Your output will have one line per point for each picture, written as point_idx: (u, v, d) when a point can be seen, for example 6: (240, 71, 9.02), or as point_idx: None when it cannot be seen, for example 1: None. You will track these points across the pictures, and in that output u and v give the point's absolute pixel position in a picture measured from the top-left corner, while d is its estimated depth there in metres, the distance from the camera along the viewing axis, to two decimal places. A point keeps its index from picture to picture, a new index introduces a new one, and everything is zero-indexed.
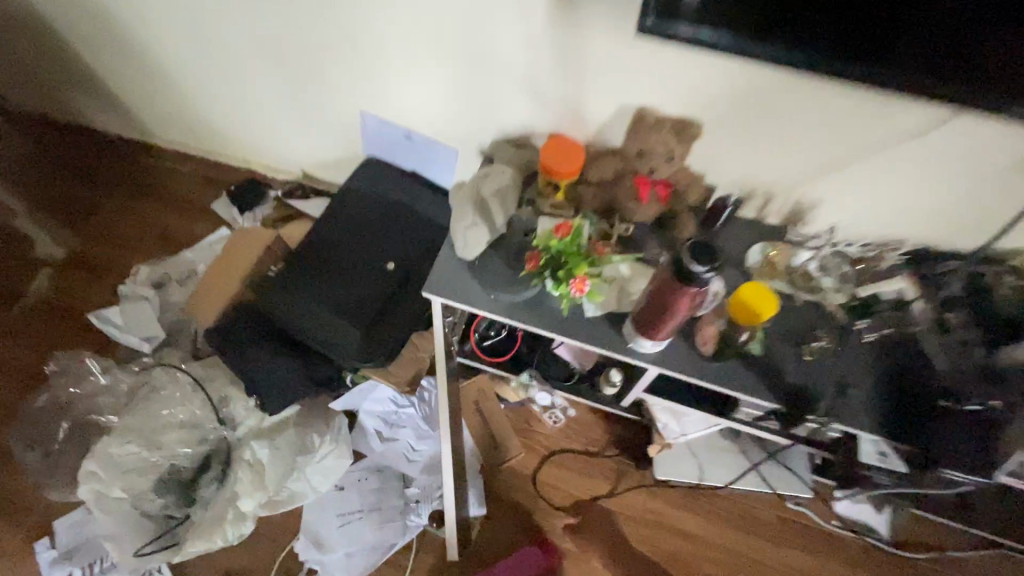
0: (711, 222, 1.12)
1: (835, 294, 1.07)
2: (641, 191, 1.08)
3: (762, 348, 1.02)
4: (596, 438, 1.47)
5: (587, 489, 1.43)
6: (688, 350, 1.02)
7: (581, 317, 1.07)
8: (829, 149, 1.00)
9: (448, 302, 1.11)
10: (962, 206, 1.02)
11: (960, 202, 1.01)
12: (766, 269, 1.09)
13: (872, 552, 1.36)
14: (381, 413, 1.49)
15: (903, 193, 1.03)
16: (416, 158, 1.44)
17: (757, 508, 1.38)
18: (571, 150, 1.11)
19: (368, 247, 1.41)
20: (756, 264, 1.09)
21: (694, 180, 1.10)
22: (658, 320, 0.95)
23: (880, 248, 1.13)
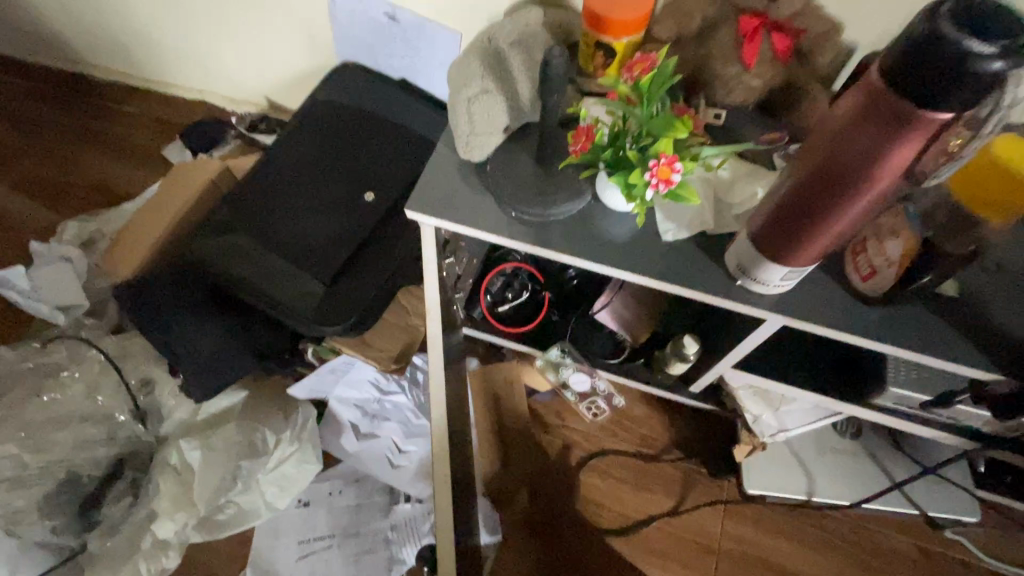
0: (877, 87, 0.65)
1: None
2: (747, 44, 0.68)
3: (960, 288, 0.62)
4: (651, 436, 1.08)
5: (642, 507, 1.03)
6: (835, 288, 0.62)
7: (653, 243, 0.68)
8: None
9: (441, 224, 0.71)
10: None
11: None
12: None
13: None
14: (356, 401, 1.09)
15: None
16: (406, 48, 1.06)
17: (890, 536, 0.97)
18: None
19: (336, 172, 1.02)
20: None
21: (830, 27, 0.69)
22: (804, 224, 0.51)
23: None
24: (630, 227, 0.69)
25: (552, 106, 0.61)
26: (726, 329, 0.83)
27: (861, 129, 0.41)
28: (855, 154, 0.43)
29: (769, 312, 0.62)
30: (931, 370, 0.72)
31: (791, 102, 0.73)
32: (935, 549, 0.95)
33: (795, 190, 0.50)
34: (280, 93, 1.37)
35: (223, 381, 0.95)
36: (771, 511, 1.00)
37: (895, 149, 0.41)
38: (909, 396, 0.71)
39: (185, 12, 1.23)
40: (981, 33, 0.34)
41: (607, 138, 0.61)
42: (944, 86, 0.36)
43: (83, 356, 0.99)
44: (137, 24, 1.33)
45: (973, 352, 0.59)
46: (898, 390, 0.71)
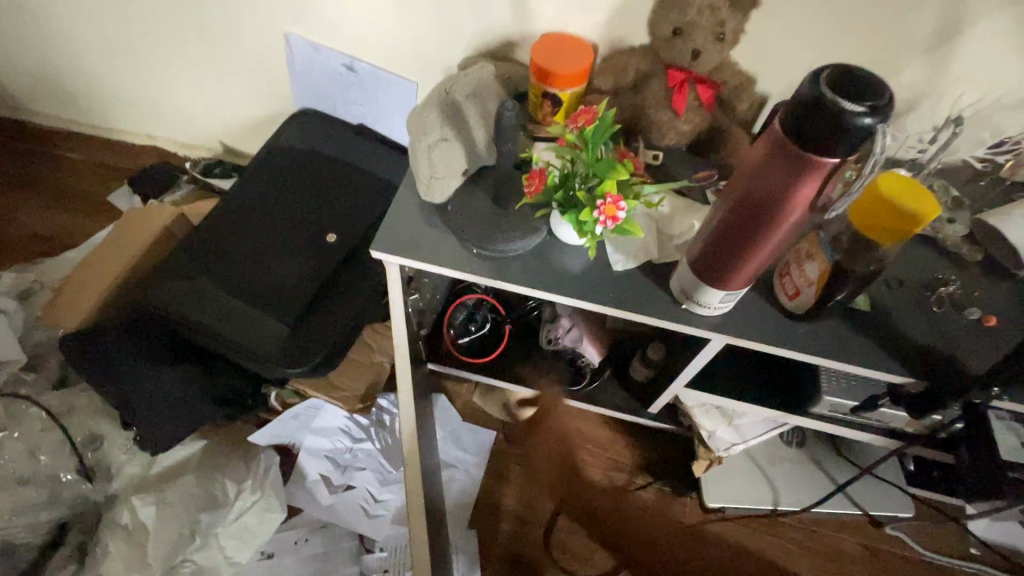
0: None
1: (952, 225, 0.75)
2: (676, 94, 0.77)
3: (871, 301, 0.70)
4: (615, 459, 1.12)
5: (610, 530, 1.06)
6: (767, 306, 0.69)
7: (604, 273, 0.73)
8: (934, 17, 0.69)
9: (405, 263, 0.75)
10: None
11: None
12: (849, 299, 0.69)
13: None
14: (322, 444, 1.08)
15: None
16: (363, 96, 1.11)
17: (840, 538, 1.03)
18: (572, 47, 0.81)
19: (296, 216, 1.03)
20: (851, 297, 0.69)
21: (746, 79, 0.79)
22: (734, 251, 0.57)
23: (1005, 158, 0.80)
24: (583, 259, 0.75)
25: (507, 153, 0.66)
26: (678, 351, 0.89)
27: (771, 168, 0.48)
28: (768, 190, 0.50)
29: (710, 331, 0.68)
30: (858, 377, 0.80)
31: (718, 145, 0.82)
32: (882, 547, 1.02)
33: (723, 224, 0.57)
34: (234, 139, 1.38)
35: (181, 431, 0.92)
36: (733, 525, 1.05)
37: (798, 185, 0.48)
38: (840, 403, 0.79)
39: (137, 61, 1.24)
40: (853, 93, 0.41)
41: (557, 179, 0.67)
42: (829, 136, 0.43)
43: (23, 414, 0.94)
44: (85, 72, 1.32)
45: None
46: (831, 397, 0.78)
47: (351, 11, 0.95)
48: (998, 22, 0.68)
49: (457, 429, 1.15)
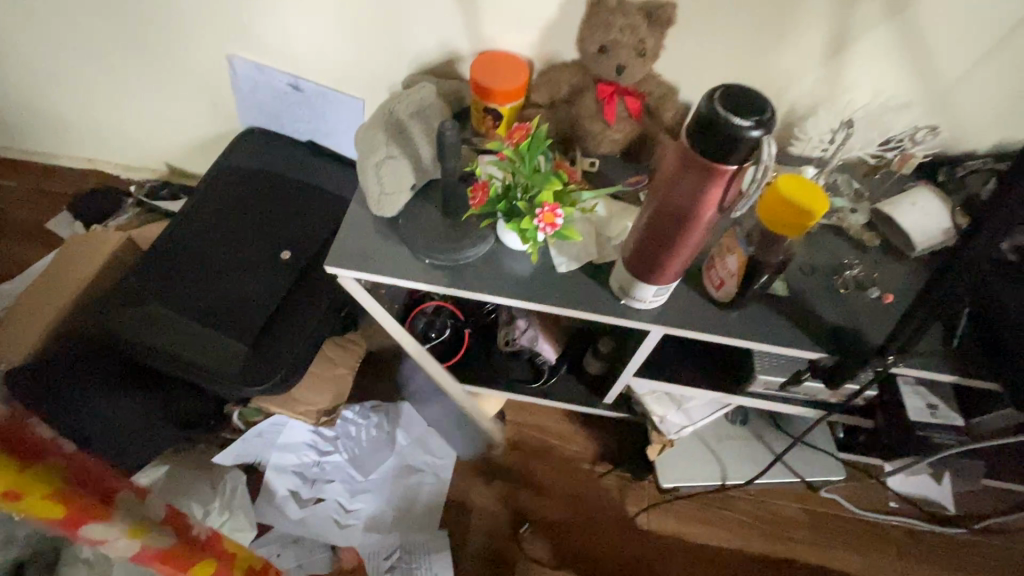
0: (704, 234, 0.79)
1: (854, 214, 0.84)
2: (606, 106, 0.83)
3: (787, 287, 0.78)
4: (577, 450, 1.17)
5: (576, 518, 1.12)
6: (697, 296, 0.76)
7: (549, 275, 0.79)
8: (822, 33, 0.78)
9: (360, 276, 0.78)
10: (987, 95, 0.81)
11: (984, 90, 0.81)
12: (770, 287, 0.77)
13: (922, 535, 1.10)
14: (289, 459, 1.09)
15: (915, 82, 0.82)
16: (311, 113, 1.12)
17: (785, 504, 1.12)
18: (509, 65, 0.86)
19: (249, 235, 1.04)
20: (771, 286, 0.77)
21: (669, 90, 0.86)
22: (662, 251, 0.64)
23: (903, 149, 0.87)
24: (530, 263, 0.80)
25: (450, 169, 0.70)
26: (626, 344, 0.96)
27: (683, 177, 0.55)
28: (683, 195, 0.56)
29: (648, 323, 0.75)
30: (785, 356, 0.88)
31: (649, 151, 0.89)
32: (821, 510, 1.12)
33: (649, 227, 0.63)
34: (181, 159, 1.37)
35: (141, 457, 0.91)
36: (688, 501, 1.11)
37: (707, 191, 0.54)
38: (770, 380, 0.87)
39: (73, 85, 1.22)
40: (741, 110, 0.48)
41: (499, 191, 0.72)
42: (725, 148, 0.49)
43: None
44: (17, 98, 1.28)
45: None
46: (764, 375, 0.86)
47: (294, 32, 0.97)
48: (877, 35, 0.77)
49: (424, 434, 1.18)
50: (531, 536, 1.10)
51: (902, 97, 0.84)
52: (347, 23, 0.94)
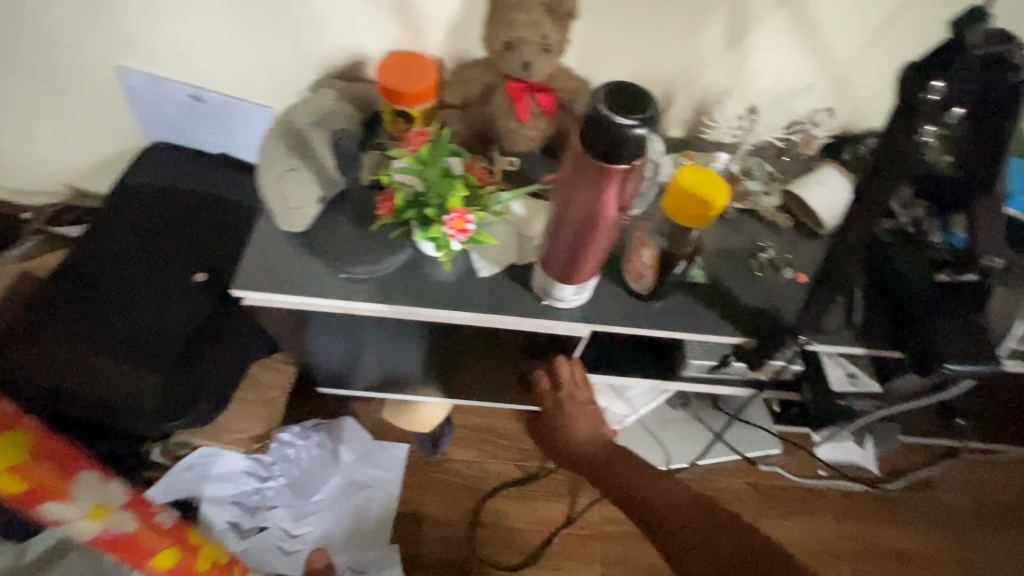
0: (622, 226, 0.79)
1: (767, 198, 0.87)
2: (518, 104, 0.81)
3: (705, 273, 0.79)
4: (527, 448, 1.17)
5: (530, 516, 1.11)
6: (618, 291, 0.77)
7: (472, 281, 0.77)
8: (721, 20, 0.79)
9: (272, 297, 0.74)
10: (879, 74, 0.85)
11: (875, 69, 0.84)
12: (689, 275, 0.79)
13: (857, 496, 1.16)
14: (225, 491, 1.03)
15: (812, 64, 0.85)
16: (217, 125, 1.05)
17: (729, 480, 1.15)
18: (415, 66, 0.83)
19: (158, 259, 0.97)
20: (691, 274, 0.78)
21: (580, 83, 0.86)
22: (576, 251, 0.64)
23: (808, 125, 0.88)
24: (452, 270, 0.78)
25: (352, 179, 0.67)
26: None
27: (581, 179, 0.54)
28: (585, 197, 0.56)
29: (573, 321, 0.75)
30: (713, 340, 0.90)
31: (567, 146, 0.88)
32: (763, 482, 1.16)
33: (559, 229, 0.63)
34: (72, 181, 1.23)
35: None
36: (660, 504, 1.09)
37: (606, 192, 0.54)
38: (700, 365, 0.89)
39: None
40: (623, 109, 0.47)
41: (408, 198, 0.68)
42: (613, 149, 0.49)
43: None
44: None
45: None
46: (695, 360, 0.88)
47: (187, 40, 0.91)
48: (772, 21, 0.79)
49: (369, 448, 1.15)
50: (486, 540, 1.09)
51: (803, 80, 0.86)
52: (243, 29, 0.88)
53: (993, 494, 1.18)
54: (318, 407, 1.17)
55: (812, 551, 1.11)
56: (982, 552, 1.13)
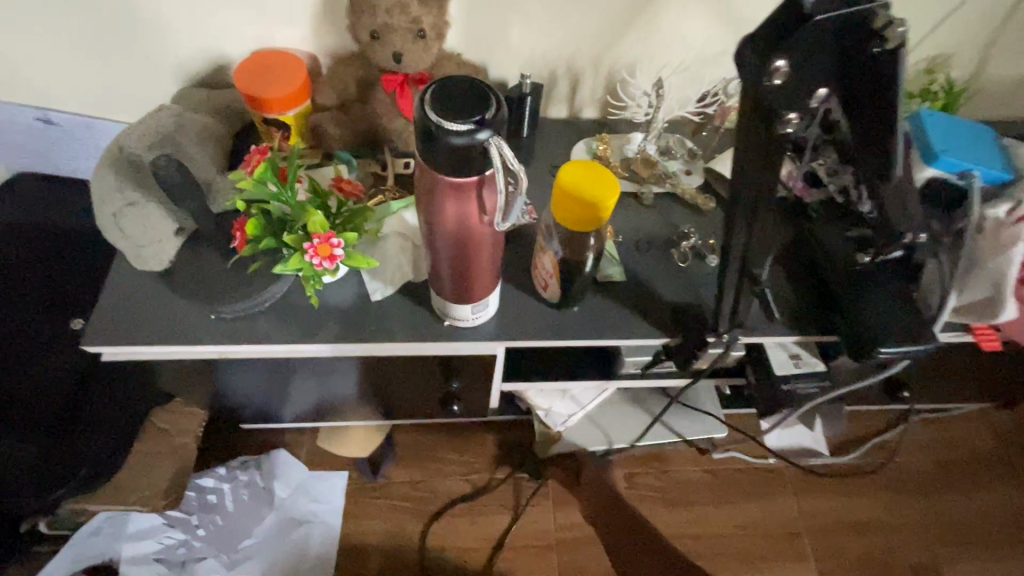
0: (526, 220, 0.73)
1: (687, 178, 0.80)
2: (400, 99, 0.73)
3: (624, 270, 0.73)
4: (474, 461, 1.11)
5: (483, 532, 1.06)
6: (528, 299, 0.70)
7: (365, 305, 0.69)
8: None
9: (135, 348, 0.65)
10: None
11: None
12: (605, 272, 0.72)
13: (816, 470, 1.13)
14: (147, 550, 0.94)
15: (720, 25, 0.77)
16: (81, 150, 0.91)
17: (685, 470, 1.12)
18: (280, 65, 0.73)
19: (23, 310, 0.85)
20: (607, 272, 0.72)
21: (471, 69, 0.77)
22: (463, 275, 0.58)
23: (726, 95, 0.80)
24: (344, 295, 0.69)
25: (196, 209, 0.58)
26: None
27: (437, 198, 0.48)
28: (449, 217, 0.50)
29: (480, 339, 0.68)
30: None
31: None
32: (720, 468, 1.12)
33: (437, 256, 0.56)
34: None
35: None
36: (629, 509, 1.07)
37: (467, 207, 0.48)
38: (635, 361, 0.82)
39: None
40: (453, 113, 0.42)
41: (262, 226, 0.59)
42: (458, 158, 0.43)
43: None
44: None
45: (902, 41, 0.42)
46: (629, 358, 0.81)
47: (19, 57, 0.79)
48: None
49: (305, 481, 1.07)
50: (440, 563, 1.03)
51: (715, 44, 0.79)
52: (78, 39, 0.77)
53: (951, 451, 1.16)
54: (245, 444, 1.09)
55: (777, 532, 1.08)
56: (942, 511, 1.11)
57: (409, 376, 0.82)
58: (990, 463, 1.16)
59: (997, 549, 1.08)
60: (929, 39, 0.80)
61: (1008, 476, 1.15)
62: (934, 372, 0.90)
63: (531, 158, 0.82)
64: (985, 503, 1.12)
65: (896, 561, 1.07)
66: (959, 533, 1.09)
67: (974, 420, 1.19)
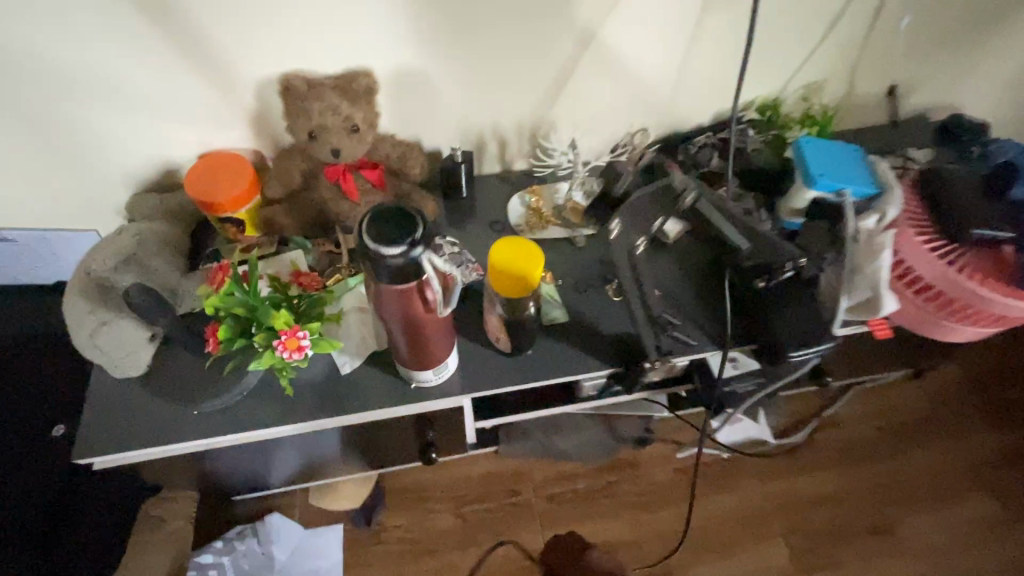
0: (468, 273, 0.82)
1: (613, 217, 0.91)
2: (345, 185, 0.80)
3: (566, 311, 0.82)
4: (463, 494, 1.18)
5: (480, 560, 1.12)
6: (483, 352, 0.78)
7: (338, 379, 0.75)
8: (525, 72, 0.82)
9: (123, 456, 0.69)
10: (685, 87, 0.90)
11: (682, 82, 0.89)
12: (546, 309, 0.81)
13: (772, 453, 1.24)
14: None
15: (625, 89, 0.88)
16: (39, 259, 0.95)
17: (657, 470, 1.22)
18: (230, 168, 0.79)
19: None
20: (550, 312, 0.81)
21: (406, 147, 0.84)
22: (424, 350, 0.67)
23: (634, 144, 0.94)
24: (317, 370, 0.75)
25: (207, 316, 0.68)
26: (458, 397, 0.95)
27: (387, 298, 0.59)
28: (400, 310, 0.60)
29: (448, 394, 0.75)
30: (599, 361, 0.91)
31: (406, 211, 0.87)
32: (688, 464, 1.22)
33: (400, 338, 0.66)
34: None
35: None
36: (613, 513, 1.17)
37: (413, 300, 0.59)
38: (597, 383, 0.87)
39: None
40: (387, 236, 0.53)
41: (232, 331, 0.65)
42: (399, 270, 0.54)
43: None
44: None
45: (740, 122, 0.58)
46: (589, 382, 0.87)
47: None
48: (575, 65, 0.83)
49: (303, 540, 1.11)
50: None
51: (619, 106, 0.90)
52: (29, 165, 0.81)
53: (886, 415, 1.30)
54: (239, 514, 1.13)
55: (745, 516, 1.18)
56: (888, 473, 1.24)
57: (390, 433, 0.88)
58: (921, 422, 1.29)
59: (934, 497, 1.22)
60: (794, 78, 0.94)
61: (937, 430, 1.29)
62: (855, 356, 1.02)
63: (473, 217, 0.91)
64: (920, 458, 1.25)
65: (851, 523, 1.19)
66: (901, 490, 1.22)
67: (904, 385, 1.33)
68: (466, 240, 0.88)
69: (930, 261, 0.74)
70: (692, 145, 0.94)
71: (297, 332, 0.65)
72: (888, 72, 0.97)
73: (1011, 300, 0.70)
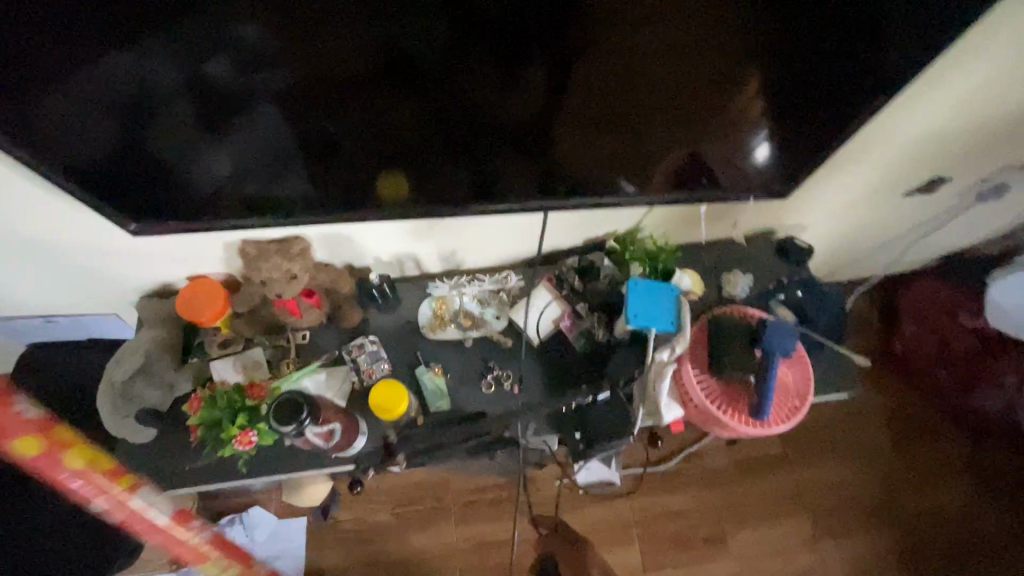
0: (381, 367, 1.15)
1: (496, 322, 1.20)
2: (289, 307, 1.10)
3: (450, 400, 1.14)
4: (399, 496, 1.56)
5: (408, 546, 1.52)
6: (386, 432, 1.11)
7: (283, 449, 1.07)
8: (427, 248, 1.20)
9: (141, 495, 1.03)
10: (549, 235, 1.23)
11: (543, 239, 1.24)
12: (436, 394, 1.14)
13: (641, 475, 1.59)
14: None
15: (501, 242, 1.22)
16: (76, 328, 1.28)
17: (549, 485, 1.58)
18: (208, 290, 1.08)
19: (59, 452, 1.24)
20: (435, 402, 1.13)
21: (336, 274, 1.14)
22: (340, 441, 1.06)
23: (506, 274, 1.24)
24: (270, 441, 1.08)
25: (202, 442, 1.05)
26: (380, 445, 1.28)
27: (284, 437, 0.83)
28: None
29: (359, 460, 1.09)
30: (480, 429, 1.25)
31: (337, 316, 1.17)
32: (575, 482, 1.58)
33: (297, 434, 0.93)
34: None
35: None
36: (511, 515, 1.55)
37: None
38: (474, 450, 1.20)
39: None
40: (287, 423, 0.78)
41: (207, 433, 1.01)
42: None
43: None
44: None
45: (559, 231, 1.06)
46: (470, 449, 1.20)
47: (25, 293, 1.14)
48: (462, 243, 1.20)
49: (278, 526, 1.51)
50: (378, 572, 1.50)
51: (499, 254, 1.26)
52: (63, 281, 1.12)
53: (739, 450, 1.63)
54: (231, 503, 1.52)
55: (612, 524, 1.55)
56: (730, 497, 1.59)
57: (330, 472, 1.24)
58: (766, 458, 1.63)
59: (763, 518, 1.57)
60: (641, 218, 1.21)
61: (778, 464, 1.63)
62: None
63: (391, 313, 1.21)
64: (759, 485, 1.60)
65: (694, 533, 1.55)
66: (739, 510, 1.58)
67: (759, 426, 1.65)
68: (384, 337, 1.19)
69: (699, 391, 1.03)
70: (562, 267, 1.23)
71: (246, 430, 0.98)
72: (721, 211, 1.23)
73: (738, 423, 1.01)
